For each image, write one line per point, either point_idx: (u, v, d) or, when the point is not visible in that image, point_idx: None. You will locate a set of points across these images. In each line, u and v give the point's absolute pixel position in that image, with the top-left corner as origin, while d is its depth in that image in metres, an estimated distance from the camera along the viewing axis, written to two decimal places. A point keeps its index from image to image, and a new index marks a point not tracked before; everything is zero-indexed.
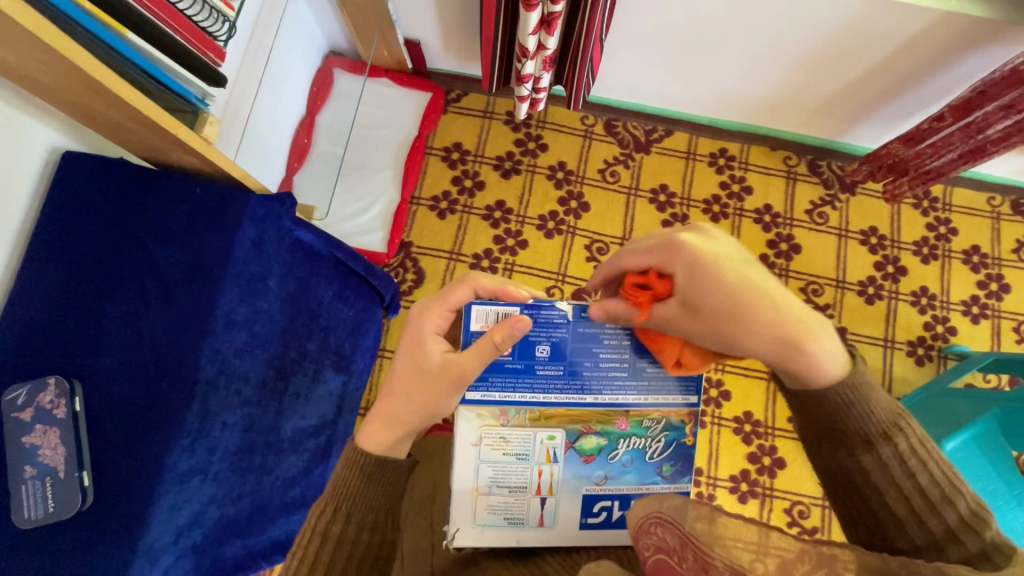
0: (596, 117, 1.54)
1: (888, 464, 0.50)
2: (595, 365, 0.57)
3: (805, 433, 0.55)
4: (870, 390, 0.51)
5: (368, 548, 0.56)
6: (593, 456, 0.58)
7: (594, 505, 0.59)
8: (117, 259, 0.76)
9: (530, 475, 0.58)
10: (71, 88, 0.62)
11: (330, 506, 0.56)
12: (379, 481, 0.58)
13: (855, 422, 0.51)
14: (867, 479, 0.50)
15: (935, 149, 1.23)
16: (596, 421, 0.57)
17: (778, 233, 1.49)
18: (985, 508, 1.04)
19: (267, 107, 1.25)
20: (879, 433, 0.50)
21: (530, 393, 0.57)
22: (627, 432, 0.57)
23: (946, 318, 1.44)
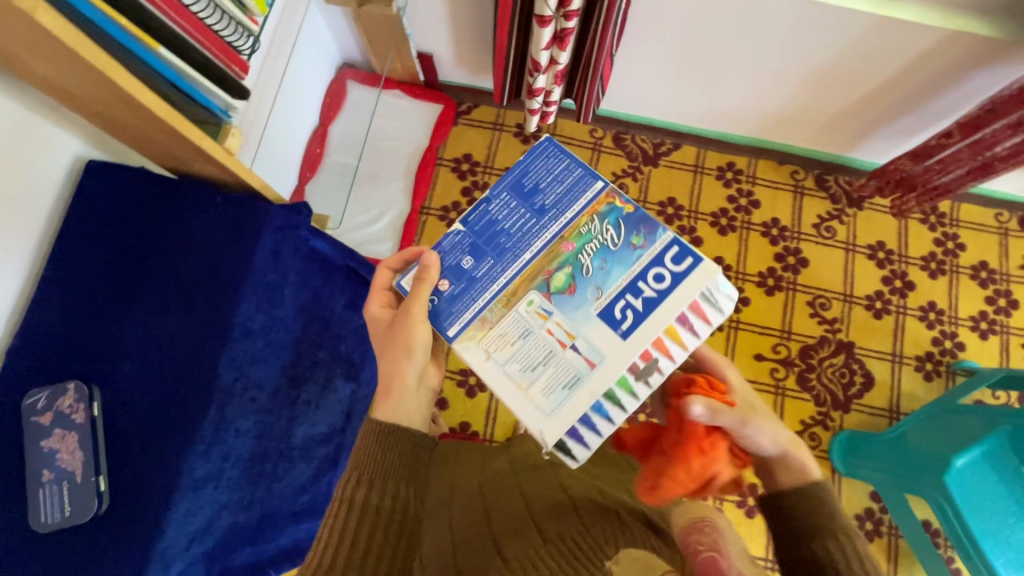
0: (605, 130, 1.56)
1: (854, 561, 0.55)
2: (512, 235, 0.66)
3: (775, 533, 0.61)
4: (834, 495, 0.60)
5: (389, 513, 0.58)
6: (573, 287, 0.63)
7: (614, 313, 0.62)
8: (138, 267, 0.78)
9: (566, 359, 0.61)
10: (101, 101, 0.64)
11: (356, 474, 0.59)
12: (398, 450, 0.61)
13: (825, 518, 0.58)
14: (837, 571, 0.55)
15: (943, 165, 1.24)
16: (549, 263, 0.64)
17: (786, 247, 1.50)
18: (996, 527, 1.03)
19: (283, 118, 1.27)
20: (843, 532, 0.57)
21: (485, 290, 0.65)
22: (579, 247, 0.65)
23: (954, 334, 1.44)
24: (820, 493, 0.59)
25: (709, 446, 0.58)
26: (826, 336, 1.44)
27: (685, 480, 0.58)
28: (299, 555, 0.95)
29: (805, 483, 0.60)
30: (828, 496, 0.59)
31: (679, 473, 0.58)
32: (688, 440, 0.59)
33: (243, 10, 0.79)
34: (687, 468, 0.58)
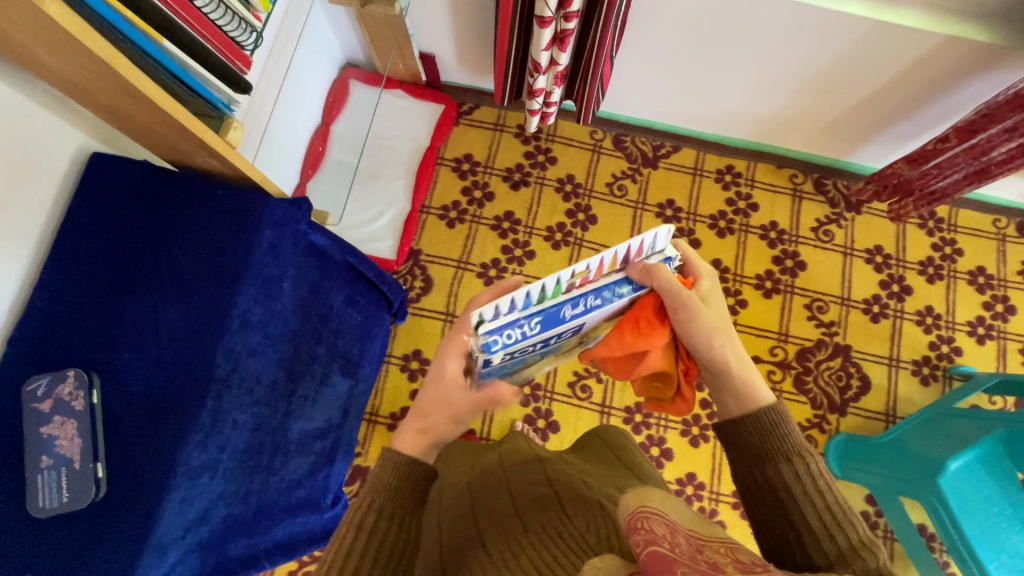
0: (605, 132, 1.57)
1: (805, 480, 0.56)
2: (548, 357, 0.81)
3: (730, 456, 0.63)
4: (784, 415, 0.60)
5: (399, 542, 0.58)
6: None
7: None
8: (139, 257, 0.79)
9: None
10: (106, 92, 0.65)
11: (365, 500, 0.59)
12: (411, 480, 0.61)
13: (774, 444, 0.59)
14: (789, 493, 0.56)
15: (940, 170, 1.25)
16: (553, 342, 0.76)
17: (784, 250, 1.50)
18: (989, 529, 1.03)
19: (285, 115, 1.28)
20: (796, 454, 0.57)
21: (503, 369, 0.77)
22: None
23: (951, 338, 1.44)
24: (774, 418, 0.60)
25: (647, 326, 0.64)
26: (823, 339, 1.44)
27: (610, 344, 0.65)
28: (293, 547, 0.96)
29: (753, 412, 0.61)
30: (781, 420, 0.60)
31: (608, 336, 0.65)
32: (632, 315, 0.65)
33: (247, 6, 0.80)
34: (617, 334, 0.65)
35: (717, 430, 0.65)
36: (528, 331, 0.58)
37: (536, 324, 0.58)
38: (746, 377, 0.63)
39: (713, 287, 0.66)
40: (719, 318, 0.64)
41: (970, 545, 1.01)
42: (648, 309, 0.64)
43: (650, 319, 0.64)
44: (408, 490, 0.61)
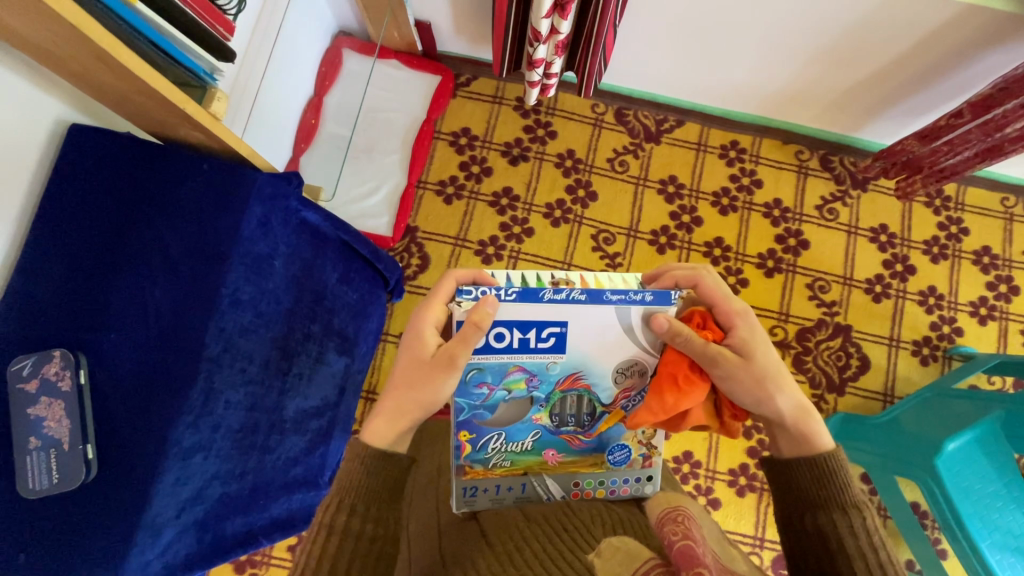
0: (607, 105, 1.52)
1: (859, 534, 0.56)
2: (533, 440, 0.66)
3: (780, 495, 0.63)
4: (846, 466, 0.60)
5: (371, 540, 0.56)
6: (558, 384, 0.63)
7: (543, 331, 0.59)
8: (123, 234, 0.76)
9: (518, 359, 0.60)
10: (78, 59, 0.62)
11: (336, 498, 0.57)
12: (383, 474, 0.58)
13: (831, 491, 0.59)
14: (840, 542, 0.56)
15: (952, 146, 1.21)
16: (545, 412, 0.65)
17: (787, 228, 1.48)
18: (983, 509, 1.03)
19: (275, 86, 1.23)
20: (852, 506, 0.57)
21: (476, 429, 0.64)
22: (564, 403, 0.64)
23: (953, 319, 1.43)
24: (833, 464, 0.60)
25: (686, 381, 0.60)
26: (824, 319, 1.43)
27: (658, 410, 0.61)
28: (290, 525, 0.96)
29: (809, 455, 0.61)
30: (840, 468, 0.60)
31: (650, 404, 0.61)
32: (668, 370, 0.61)
33: None
34: (660, 400, 0.60)
35: (764, 466, 0.65)
36: (498, 294, 0.57)
37: (512, 289, 0.57)
38: (802, 425, 0.62)
39: (748, 328, 0.63)
40: (761, 370, 0.61)
41: (963, 525, 1.01)
42: (683, 363, 0.61)
43: (689, 375, 0.60)
44: (380, 488, 0.58)
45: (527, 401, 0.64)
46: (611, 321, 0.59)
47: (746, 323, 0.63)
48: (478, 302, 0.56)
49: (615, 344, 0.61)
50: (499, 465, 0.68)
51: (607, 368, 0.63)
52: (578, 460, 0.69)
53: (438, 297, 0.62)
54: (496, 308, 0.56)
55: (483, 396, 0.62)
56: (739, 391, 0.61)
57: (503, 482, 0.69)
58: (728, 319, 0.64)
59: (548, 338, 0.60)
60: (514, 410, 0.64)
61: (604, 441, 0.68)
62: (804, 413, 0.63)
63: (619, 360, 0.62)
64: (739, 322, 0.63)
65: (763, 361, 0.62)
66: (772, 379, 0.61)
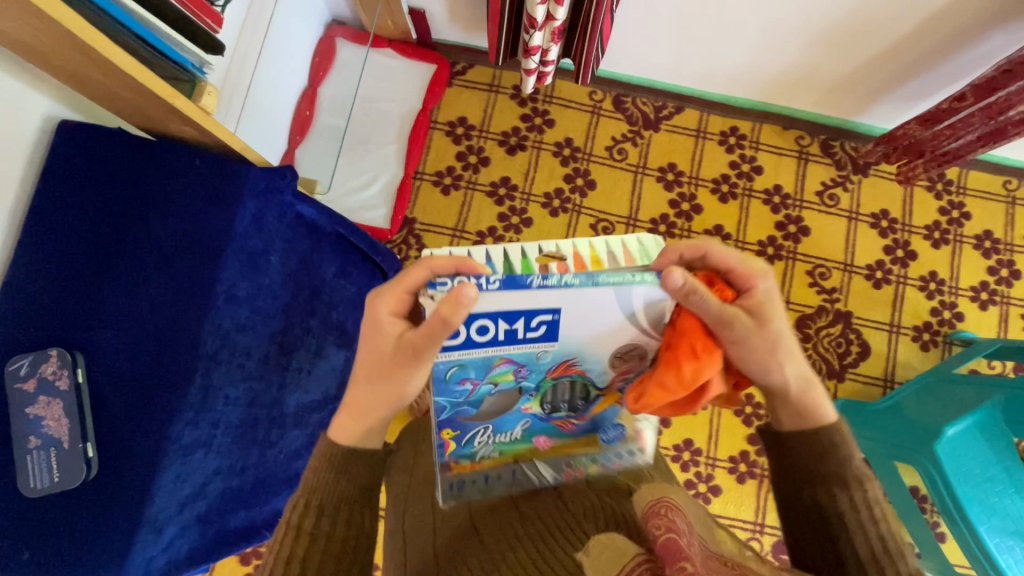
0: (606, 92, 1.51)
1: (859, 508, 0.57)
2: (522, 428, 0.64)
3: (780, 470, 0.64)
4: (849, 439, 0.60)
5: (341, 541, 0.60)
6: (551, 371, 0.59)
7: (532, 319, 0.52)
8: (116, 231, 0.75)
9: (503, 351, 0.54)
10: (63, 55, 0.60)
11: (303, 499, 0.60)
12: (350, 474, 0.61)
13: (833, 466, 0.59)
14: (840, 517, 0.58)
15: (953, 130, 1.19)
16: (535, 401, 0.61)
17: (788, 215, 1.46)
18: (982, 494, 1.04)
19: (268, 77, 1.22)
20: (854, 479, 0.58)
21: (460, 425, 0.61)
22: (556, 389, 0.61)
23: (954, 304, 1.42)
24: (835, 439, 0.60)
25: (705, 348, 0.55)
26: (824, 306, 1.42)
27: (677, 385, 0.55)
28: None
29: (813, 429, 0.61)
30: (842, 443, 0.60)
31: (666, 378, 0.55)
32: (684, 341, 0.55)
33: None
34: (677, 374, 0.54)
35: (763, 435, 0.65)
36: (478, 281, 0.49)
37: (494, 278, 0.49)
38: (808, 393, 0.61)
39: (768, 291, 0.58)
40: (778, 338, 0.57)
41: (962, 510, 1.01)
42: (700, 331, 0.55)
43: (708, 341, 0.55)
44: (345, 486, 0.61)
45: (516, 392, 0.59)
46: (612, 303, 0.53)
47: (765, 287, 0.58)
48: (450, 292, 0.48)
49: (613, 330, 0.55)
50: (486, 457, 0.67)
51: (604, 352, 0.58)
52: (572, 442, 0.69)
53: (406, 282, 0.57)
54: (474, 300, 0.48)
55: (466, 392, 0.57)
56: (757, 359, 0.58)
57: (491, 472, 0.69)
58: (747, 278, 0.58)
59: (538, 328, 0.53)
60: (502, 400, 0.59)
61: (597, 419, 0.67)
62: (815, 381, 0.62)
63: (619, 344, 0.57)
64: (758, 285, 0.58)
65: (779, 328, 0.58)
66: (787, 344, 0.58)
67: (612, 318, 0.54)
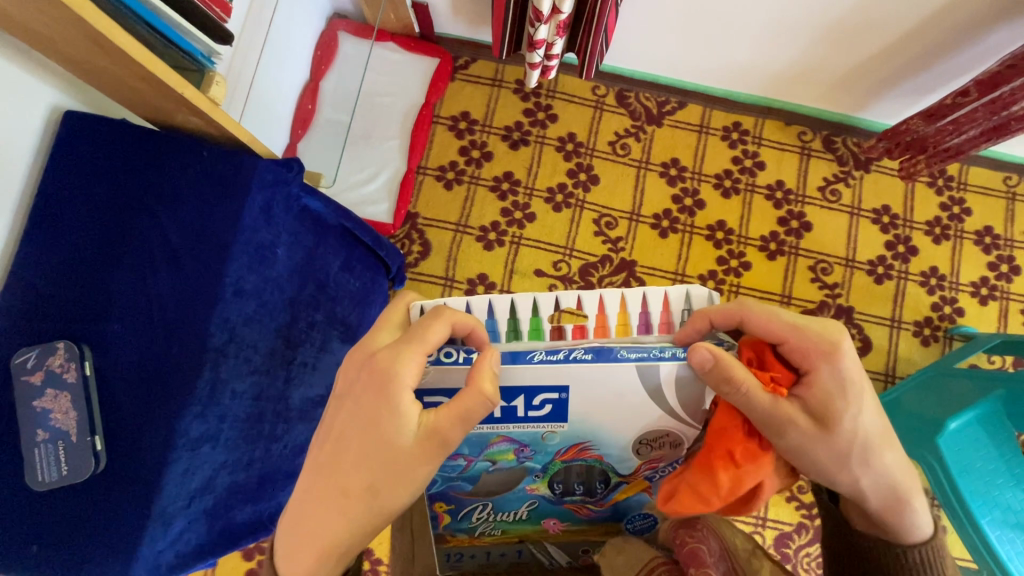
0: (608, 87, 1.50)
1: None
2: (530, 508, 0.66)
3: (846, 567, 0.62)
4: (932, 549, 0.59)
5: None
6: (561, 456, 0.60)
7: (535, 397, 0.56)
8: (122, 223, 0.75)
9: (504, 429, 0.57)
10: (72, 42, 0.60)
11: None
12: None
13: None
14: None
15: (957, 126, 1.19)
16: (543, 484, 0.63)
17: (790, 210, 1.47)
18: (983, 487, 1.05)
19: (271, 70, 1.21)
20: None
21: (460, 501, 0.64)
22: (567, 476, 0.62)
23: (954, 299, 1.43)
24: (922, 553, 0.58)
25: (745, 455, 0.55)
26: (826, 302, 1.43)
27: (713, 495, 0.55)
28: None
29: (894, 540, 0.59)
30: (928, 555, 0.59)
31: (700, 485, 0.55)
32: (723, 448, 0.55)
33: None
34: (713, 483, 0.55)
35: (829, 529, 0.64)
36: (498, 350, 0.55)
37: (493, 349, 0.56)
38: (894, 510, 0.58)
39: (834, 379, 0.57)
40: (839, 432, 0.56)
41: (965, 502, 1.02)
42: (739, 438, 0.55)
43: (746, 449, 0.55)
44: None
45: (522, 471, 0.61)
46: (631, 384, 0.55)
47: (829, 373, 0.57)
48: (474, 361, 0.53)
49: (626, 414, 0.57)
50: (488, 533, 0.71)
51: (624, 437, 0.59)
52: (589, 527, 0.71)
53: (428, 341, 0.54)
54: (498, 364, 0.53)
55: (461, 468, 0.60)
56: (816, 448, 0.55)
57: (495, 549, 0.74)
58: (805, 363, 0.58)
59: (542, 406, 0.56)
60: (507, 477, 0.61)
61: (619, 507, 0.68)
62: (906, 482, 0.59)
63: (642, 431, 0.59)
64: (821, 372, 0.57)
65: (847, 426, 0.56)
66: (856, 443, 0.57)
67: (633, 399, 0.56)
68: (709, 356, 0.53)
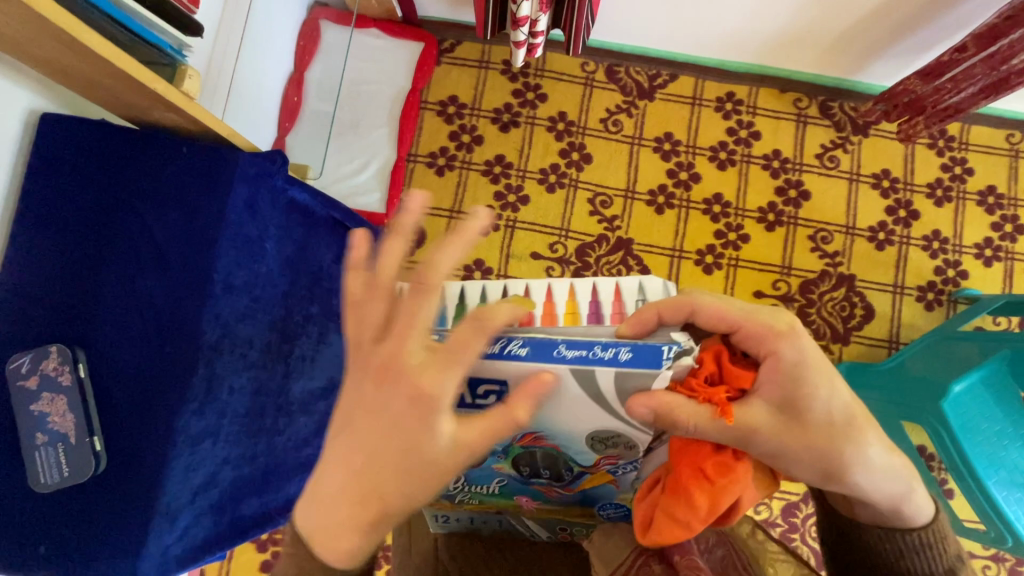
0: (598, 63, 1.48)
1: None
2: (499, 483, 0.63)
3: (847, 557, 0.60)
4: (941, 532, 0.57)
5: None
6: (521, 441, 0.56)
7: (480, 387, 0.51)
8: (107, 225, 0.74)
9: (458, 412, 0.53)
10: (38, 42, 0.59)
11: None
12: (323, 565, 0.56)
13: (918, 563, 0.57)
14: None
15: (955, 83, 1.16)
16: (508, 464, 0.59)
17: (787, 180, 1.44)
18: (989, 450, 1.04)
19: (252, 63, 1.19)
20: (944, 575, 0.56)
21: None
22: (530, 458, 0.58)
23: (957, 262, 1.41)
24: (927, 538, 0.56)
25: (717, 470, 0.50)
26: (827, 270, 1.41)
27: (692, 518, 0.50)
28: None
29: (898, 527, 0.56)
30: (936, 539, 0.57)
31: (677, 509, 0.50)
32: (689, 468, 0.51)
33: None
34: (689, 505, 0.50)
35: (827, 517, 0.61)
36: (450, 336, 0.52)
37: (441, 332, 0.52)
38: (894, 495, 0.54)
39: (796, 363, 0.51)
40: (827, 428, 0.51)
41: (971, 466, 1.02)
42: (705, 453, 0.51)
43: (716, 463, 0.51)
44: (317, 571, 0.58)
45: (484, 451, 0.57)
46: (571, 386, 0.48)
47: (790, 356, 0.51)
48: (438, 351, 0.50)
49: (581, 411, 0.51)
50: (466, 500, 0.68)
51: (578, 432, 0.54)
52: (564, 507, 0.68)
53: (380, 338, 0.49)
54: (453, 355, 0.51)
55: None
56: (808, 448, 0.51)
57: (477, 515, 0.72)
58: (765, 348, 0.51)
59: (488, 395, 0.52)
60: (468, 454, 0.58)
61: (589, 494, 0.64)
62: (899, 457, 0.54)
63: (596, 429, 0.53)
64: (780, 358, 0.51)
65: (823, 412, 0.51)
66: (839, 430, 0.51)
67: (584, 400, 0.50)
68: (646, 407, 0.48)
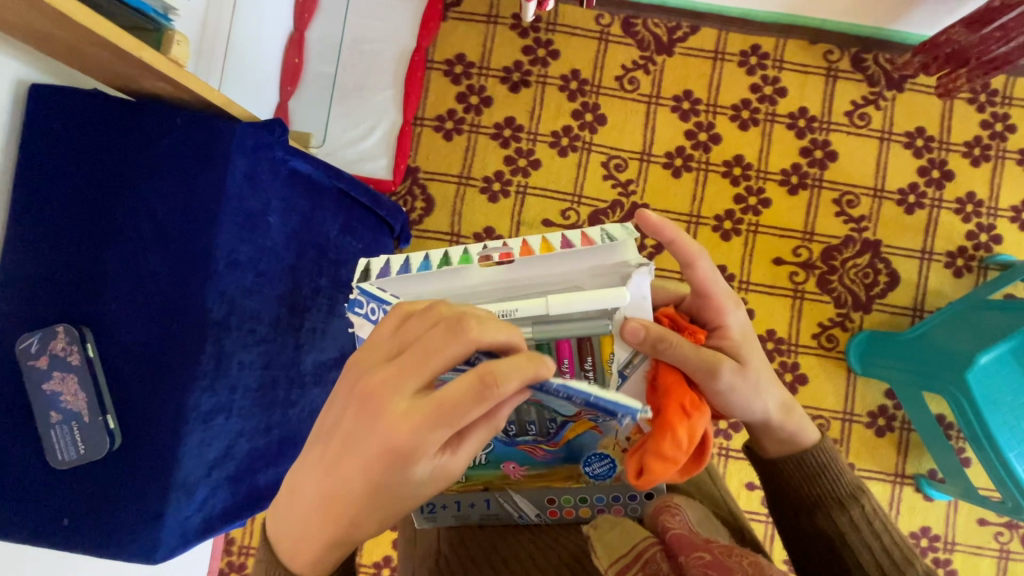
0: (613, 15, 1.38)
1: (861, 527, 0.62)
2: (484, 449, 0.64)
3: (775, 494, 0.68)
4: (833, 454, 0.65)
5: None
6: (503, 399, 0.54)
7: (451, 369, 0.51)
8: (105, 201, 0.72)
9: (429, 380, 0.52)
10: (14, 10, 0.55)
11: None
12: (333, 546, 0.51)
13: (823, 488, 0.64)
14: (844, 539, 0.62)
15: (1005, 32, 1.06)
16: None
17: (814, 140, 1.37)
18: (1012, 421, 1.02)
19: (248, 22, 1.13)
20: (849, 498, 0.64)
21: None
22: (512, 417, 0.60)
23: (992, 226, 1.34)
24: (824, 461, 0.65)
25: (693, 407, 0.55)
26: (852, 235, 1.35)
27: (679, 454, 0.53)
28: None
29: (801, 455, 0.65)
30: (831, 461, 0.65)
31: (667, 446, 0.53)
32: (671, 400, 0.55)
33: None
34: (675, 441, 0.53)
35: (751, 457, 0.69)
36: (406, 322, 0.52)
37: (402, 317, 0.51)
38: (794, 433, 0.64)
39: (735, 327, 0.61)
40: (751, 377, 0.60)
41: (990, 437, 1.01)
42: (680, 388, 0.56)
43: (693, 399, 0.55)
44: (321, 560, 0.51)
45: None
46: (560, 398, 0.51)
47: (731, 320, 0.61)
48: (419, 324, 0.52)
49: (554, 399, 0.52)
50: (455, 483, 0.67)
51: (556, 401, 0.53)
52: (547, 471, 0.68)
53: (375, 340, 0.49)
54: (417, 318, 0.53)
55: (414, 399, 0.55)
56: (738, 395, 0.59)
57: (464, 499, 0.71)
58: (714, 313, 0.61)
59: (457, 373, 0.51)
60: None
61: (573, 447, 0.65)
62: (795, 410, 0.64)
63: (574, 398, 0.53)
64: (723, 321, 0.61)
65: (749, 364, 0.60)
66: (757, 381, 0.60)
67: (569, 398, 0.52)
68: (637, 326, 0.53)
